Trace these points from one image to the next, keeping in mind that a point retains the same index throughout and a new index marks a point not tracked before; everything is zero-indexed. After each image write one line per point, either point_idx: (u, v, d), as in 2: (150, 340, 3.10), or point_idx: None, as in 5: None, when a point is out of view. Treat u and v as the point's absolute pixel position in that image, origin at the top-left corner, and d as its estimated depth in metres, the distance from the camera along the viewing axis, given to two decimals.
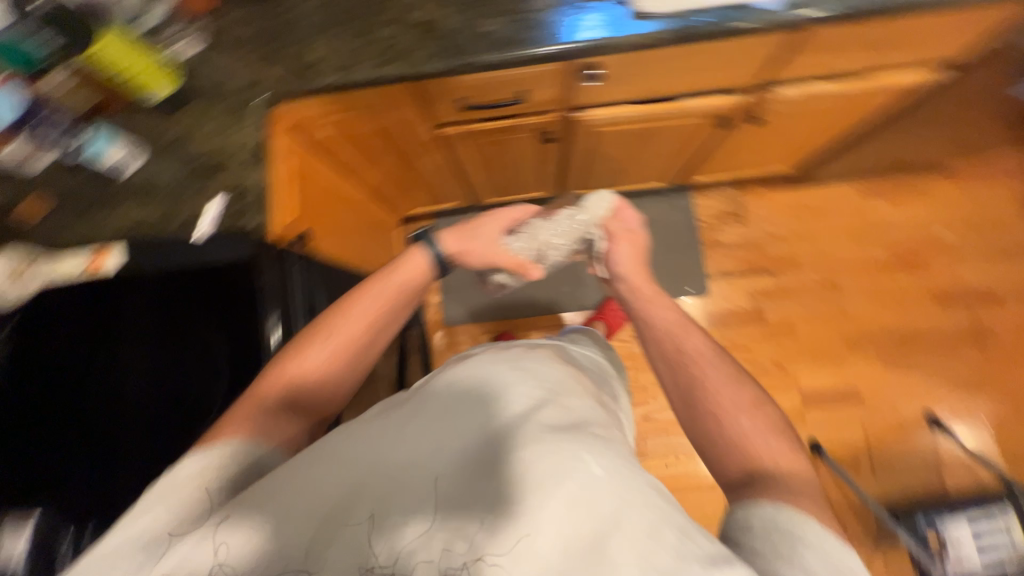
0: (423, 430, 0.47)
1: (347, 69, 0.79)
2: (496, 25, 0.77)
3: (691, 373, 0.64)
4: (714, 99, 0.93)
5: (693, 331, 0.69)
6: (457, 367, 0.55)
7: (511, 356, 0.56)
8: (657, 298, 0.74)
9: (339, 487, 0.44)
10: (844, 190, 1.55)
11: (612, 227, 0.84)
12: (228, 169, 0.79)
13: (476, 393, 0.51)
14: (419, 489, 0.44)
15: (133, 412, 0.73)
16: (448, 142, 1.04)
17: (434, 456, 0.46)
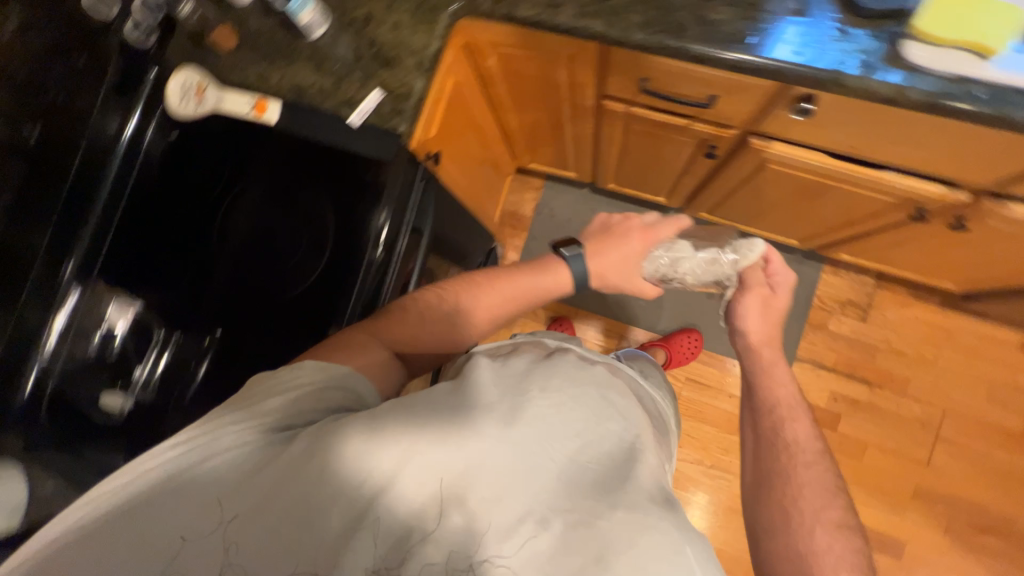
0: (523, 440, 0.44)
1: (552, 7, 0.71)
2: (732, 16, 0.65)
3: (777, 459, 0.62)
4: (928, 186, 0.79)
5: (799, 420, 0.66)
6: (557, 374, 0.51)
7: (612, 388, 0.53)
8: (776, 372, 0.72)
9: (433, 467, 0.42)
10: (1003, 336, 1.33)
11: (752, 276, 0.79)
12: (397, 67, 0.77)
13: (576, 418, 0.47)
14: (509, 502, 0.41)
15: (238, 253, 0.81)
16: (606, 116, 0.97)
17: (530, 475, 0.43)
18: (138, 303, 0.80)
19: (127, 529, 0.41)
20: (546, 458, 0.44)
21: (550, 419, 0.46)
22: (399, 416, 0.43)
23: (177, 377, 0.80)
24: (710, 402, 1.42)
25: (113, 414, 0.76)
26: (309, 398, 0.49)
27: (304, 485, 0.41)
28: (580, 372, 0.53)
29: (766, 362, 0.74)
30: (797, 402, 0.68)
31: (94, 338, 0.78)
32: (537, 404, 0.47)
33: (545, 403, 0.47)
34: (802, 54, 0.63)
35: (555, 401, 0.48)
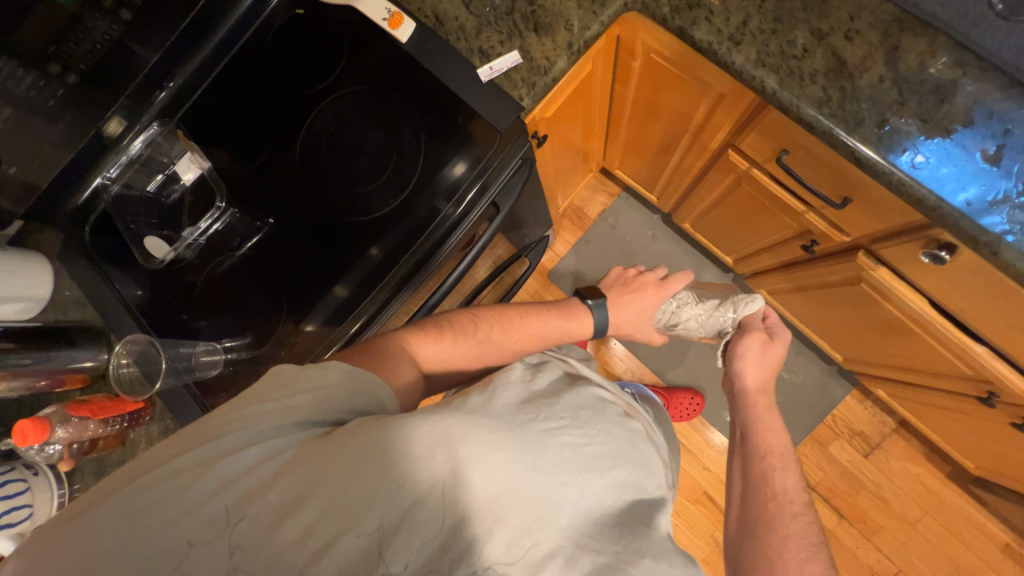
0: (555, 471, 0.44)
1: (732, 41, 0.64)
2: (917, 133, 0.59)
3: (764, 508, 0.63)
4: (1016, 378, 0.73)
5: (788, 468, 0.66)
6: (584, 406, 0.51)
7: (635, 429, 0.54)
8: (768, 419, 0.73)
9: (470, 487, 0.41)
10: (990, 529, 1.29)
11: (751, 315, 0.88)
12: (546, 35, 0.71)
13: (604, 456, 0.47)
14: (539, 536, 0.41)
15: (318, 158, 0.78)
16: (722, 165, 0.91)
17: (560, 510, 0.43)
18: (207, 163, 0.78)
19: (128, 525, 0.39)
20: (576, 493, 0.44)
21: (580, 453, 0.46)
22: (436, 429, 0.43)
23: (219, 246, 0.79)
24: (683, 465, 1.41)
25: (154, 259, 0.76)
26: (333, 397, 0.48)
27: (328, 499, 0.40)
28: (610, 410, 0.53)
29: (762, 408, 0.74)
30: (786, 450, 0.69)
31: (157, 177, 0.79)
32: (568, 434, 0.47)
33: (576, 434, 0.47)
34: (968, 202, 0.56)
35: (585, 435, 0.48)
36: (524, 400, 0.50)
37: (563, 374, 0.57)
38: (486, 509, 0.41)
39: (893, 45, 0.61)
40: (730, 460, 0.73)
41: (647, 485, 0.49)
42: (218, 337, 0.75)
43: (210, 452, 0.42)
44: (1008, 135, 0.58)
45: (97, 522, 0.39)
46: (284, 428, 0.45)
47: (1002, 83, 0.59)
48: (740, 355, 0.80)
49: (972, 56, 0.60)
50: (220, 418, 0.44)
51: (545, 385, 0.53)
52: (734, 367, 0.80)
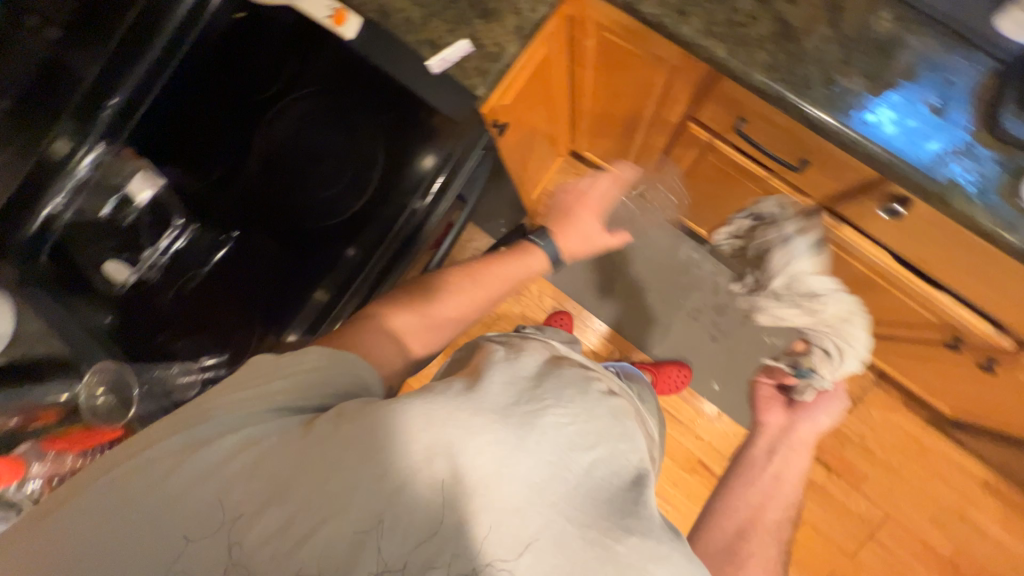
0: (543, 451, 0.43)
1: (680, 13, 0.64)
2: (864, 91, 0.60)
3: (755, 540, 0.65)
4: (977, 320, 0.76)
5: (789, 524, 0.69)
6: (570, 386, 0.50)
7: (623, 407, 0.52)
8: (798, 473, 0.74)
9: (457, 472, 0.41)
10: (969, 468, 1.35)
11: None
12: (495, 22, 0.70)
13: (592, 434, 0.46)
14: (530, 514, 0.41)
15: (278, 163, 0.77)
16: (685, 137, 0.91)
17: (551, 489, 0.42)
18: (162, 181, 0.73)
19: (114, 525, 0.40)
20: (565, 472, 0.43)
21: (567, 433, 0.45)
22: (420, 412, 0.42)
23: (186, 264, 0.79)
24: (676, 436, 1.44)
25: (116, 285, 0.73)
26: (307, 383, 0.48)
27: (319, 490, 0.40)
28: (597, 388, 0.52)
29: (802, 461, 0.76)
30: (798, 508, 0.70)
31: (110, 200, 0.72)
32: (553, 413, 0.46)
33: (564, 415, 0.46)
34: (916, 156, 0.58)
35: (572, 415, 0.47)
36: (510, 380, 0.48)
37: (548, 354, 0.56)
38: (474, 492, 0.40)
39: (834, 6, 0.62)
40: (746, 477, 0.73)
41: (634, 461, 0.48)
42: (196, 356, 0.74)
43: (186, 446, 0.43)
44: (951, 87, 0.59)
45: (84, 523, 0.40)
46: (262, 415, 0.45)
47: (942, 36, 0.60)
48: (812, 410, 0.79)
49: (911, 10, 0.61)
50: (194, 412, 0.45)
51: (531, 365, 0.51)
52: (800, 416, 0.85)
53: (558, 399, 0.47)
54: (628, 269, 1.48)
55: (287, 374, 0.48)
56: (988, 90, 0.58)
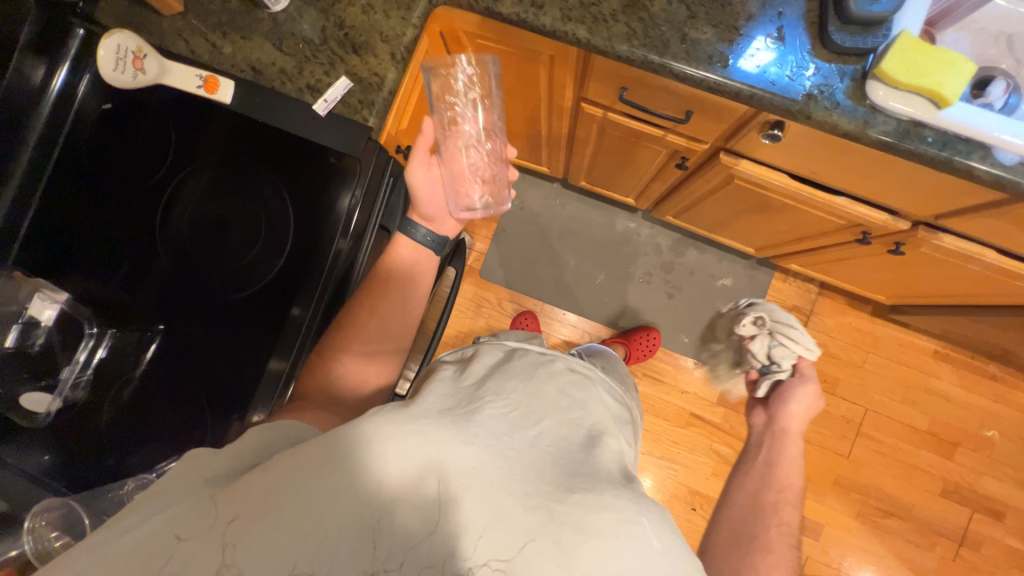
0: (480, 437, 0.43)
1: (535, 6, 0.68)
2: (715, 39, 0.65)
3: (764, 532, 0.61)
4: (874, 212, 0.84)
5: (795, 506, 0.65)
6: (514, 376, 0.51)
7: (565, 381, 0.55)
8: (796, 460, 0.71)
9: (394, 480, 0.40)
10: (919, 344, 1.47)
11: (808, 368, 0.84)
12: (369, 53, 0.71)
13: (533, 413, 0.48)
14: (473, 501, 0.40)
15: (179, 244, 0.72)
16: (582, 117, 0.96)
17: (492, 470, 0.42)
18: (65, 295, 0.71)
19: None
20: (506, 451, 0.44)
21: (507, 416, 0.46)
22: (363, 429, 0.41)
23: (114, 373, 0.72)
24: (664, 397, 1.49)
25: (37, 416, 0.66)
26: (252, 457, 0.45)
27: (250, 541, 0.37)
28: (542, 372, 0.54)
29: (791, 445, 0.73)
30: (801, 493, 0.66)
31: (12, 329, 0.69)
32: (498, 402, 0.47)
33: (500, 402, 0.48)
34: (774, 83, 0.64)
35: (509, 399, 0.48)
36: (446, 385, 0.50)
37: (493, 354, 0.57)
38: (414, 496, 0.40)
39: None
40: (742, 472, 0.71)
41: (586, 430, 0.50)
42: (154, 465, 0.70)
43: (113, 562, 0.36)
44: (782, 17, 0.65)
45: None
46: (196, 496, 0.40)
47: None
48: (791, 398, 0.79)
49: None
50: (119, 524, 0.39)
51: (472, 369, 0.53)
52: (783, 407, 0.79)
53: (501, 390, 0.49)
54: (574, 254, 1.52)
55: (229, 457, 0.44)
56: (814, 11, 0.65)
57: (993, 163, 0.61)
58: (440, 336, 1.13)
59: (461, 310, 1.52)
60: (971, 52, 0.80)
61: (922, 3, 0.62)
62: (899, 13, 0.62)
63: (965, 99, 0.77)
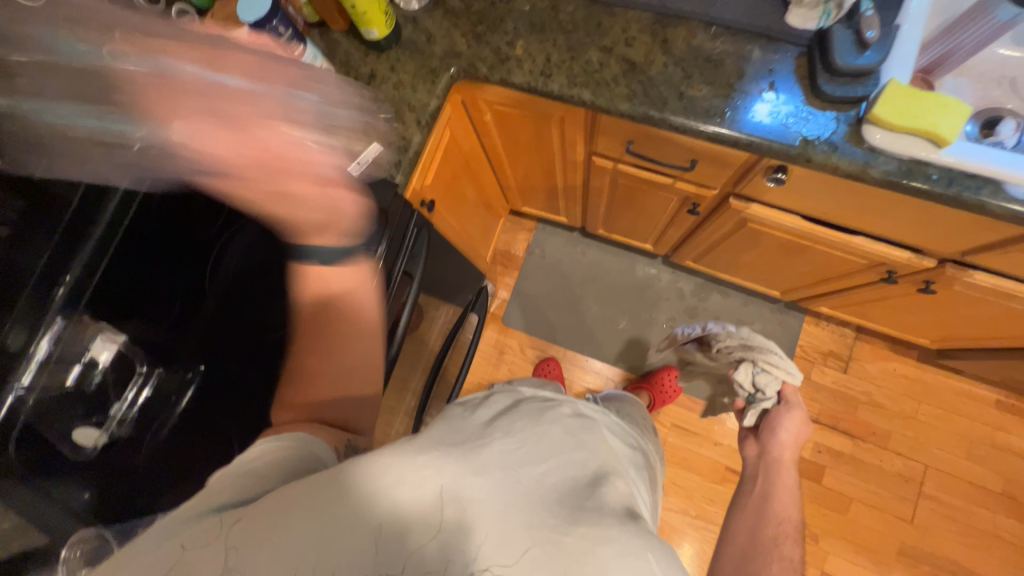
0: (488, 468, 0.46)
1: (544, 76, 0.76)
2: (710, 96, 0.71)
3: (768, 565, 0.69)
4: (896, 251, 0.83)
5: (795, 542, 0.74)
6: (521, 419, 0.54)
7: (574, 427, 0.58)
8: (790, 489, 0.83)
9: (404, 501, 0.42)
10: (977, 392, 1.35)
11: (793, 394, 0.95)
12: (398, 121, 0.80)
13: (539, 452, 0.51)
14: (480, 521, 0.43)
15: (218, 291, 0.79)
16: (595, 170, 1.02)
17: (499, 497, 0.44)
18: (123, 336, 0.76)
19: None
20: (513, 482, 0.46)
21: (515, 452, 0.49)
22: (374, 461, 0.44)
23: (155, 411, 0.79)
24: (696, 450, 1.41)
25: (85, 449, 0.71)
26: (255, 484, 0.47)
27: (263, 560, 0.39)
28: (549, 417, 0.57)
29: (785, 476, 0.85)
30: (797, 522, 0.77)
31: (74, 368, 0.73)
32: (504, 442, 0.50)
33: (509, 440, 0.50)
34: (770, 131, 0.67)
35: (517, 437, 0.51)
36: (455, 424, 0.53)
37: (504, 400, 0.60)
38: (423, 514, 0.42)
39: (662, 39, 0.74)
40: (741, 511, 0.81)
41: (591, 471, 0.52)
42: None
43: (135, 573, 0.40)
44: (774, 73, 0.70)
45: None
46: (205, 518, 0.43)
47: (759, 41, 0.71)
48: (780, 428, 0.91)
49: (726, 29, 0.72)
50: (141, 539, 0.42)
51: (482, 412, 0.57)
52: (773, 436, 0.91)
53: (509, 431, 0.52)
54: (594, 300, 1.54)
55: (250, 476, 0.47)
56: (804, 67, 0.69)
57: (1007, 199, 0.61)
58: (461, 381, 1.14)
59: (483, 356, 1.54)
60: (974, 97, 0.82)
61: (909, 55, 0.66)
62: (887, 64, 0.66)
63: (974, 140, 0.78)
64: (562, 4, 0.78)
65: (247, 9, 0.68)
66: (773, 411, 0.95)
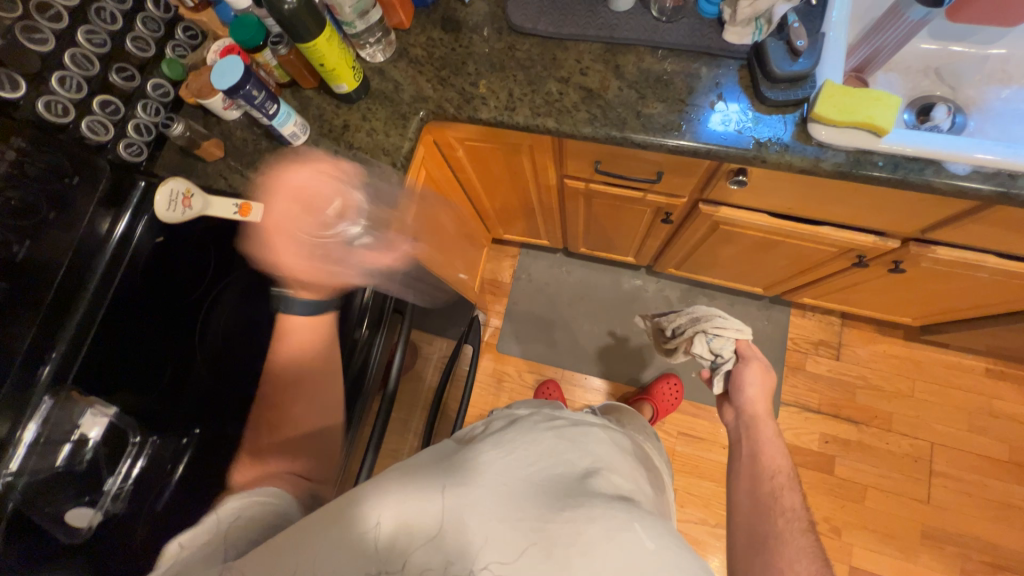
0: (480, 477, 0.51)
1: (509, 110, 0.80)
2: (666, 112, 0.75)
3: (775, 524, 0.70)
4: (861, 237, 0.87)
5: (795, 487, 0.75)
6: (512, 433, 0.59)
7: (563, 427, 0.62)
8: (773, 442, 0.83)
9: (407, 516, 0.48)
10: (966, 363, 1.38)
11: (749, 349, 0.95)
12: (374, 166, 0.83)
13: (528, 458, 0.55)
14: (473, 523, 0.47)
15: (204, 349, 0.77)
16: (568, 192, 1.06)
17: (490, 502, 0.49)
18: (114, 409, 0.71)
19: None
20: (501, 486, 0.51)
21: (506, 460, 0.54)
22: (374, 489, 0.50)
23: (152, 487, 0.71)
24: (707, 455, 1.40)
25: (79, 531, 0.66)
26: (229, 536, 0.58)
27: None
28: (539, 426, 0.60)
29: (765, 430, 0.84)
30: (790, 471, 0.78)
31: (65, 447, 0.69)
32: (495, 454, 0.55)
33: (500, 451, 0.55)
34: (725, 137, 0.72)
35: (507, 447, 0.56)
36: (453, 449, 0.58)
37: (500, 421, 0.65)
38: (424, 525, 0.48)
39: (615, 66, 0.79)
40: (736, 474, 0.82)
41: (581, 465, 0.55)
42: None
43: None
44: (720, 85, 0.75)
45: None
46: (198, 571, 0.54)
47: (703, 58, 0.77)
48: (746, 385, 0.90)
49: (671, 50, 0.78)
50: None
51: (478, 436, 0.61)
52: (741, 393, 0.90)
53: (502, 444, 0.56)
54: (585, 318, 1.56)
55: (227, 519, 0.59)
56: (747, 77, 0.74)
57: (950, 175, 0.66)
58: (462, 414, 1.13)
59: (483, 387, 1.53)
60: (905, 89, 0.88)
61: (839, 58, 0.72)
62: (821, 67, 0.71)
63: (913, 127, 0.84)
64: (517, 43, 0.83)
65: (221, 75, 0.70)
66: (735, 368, 0.93)
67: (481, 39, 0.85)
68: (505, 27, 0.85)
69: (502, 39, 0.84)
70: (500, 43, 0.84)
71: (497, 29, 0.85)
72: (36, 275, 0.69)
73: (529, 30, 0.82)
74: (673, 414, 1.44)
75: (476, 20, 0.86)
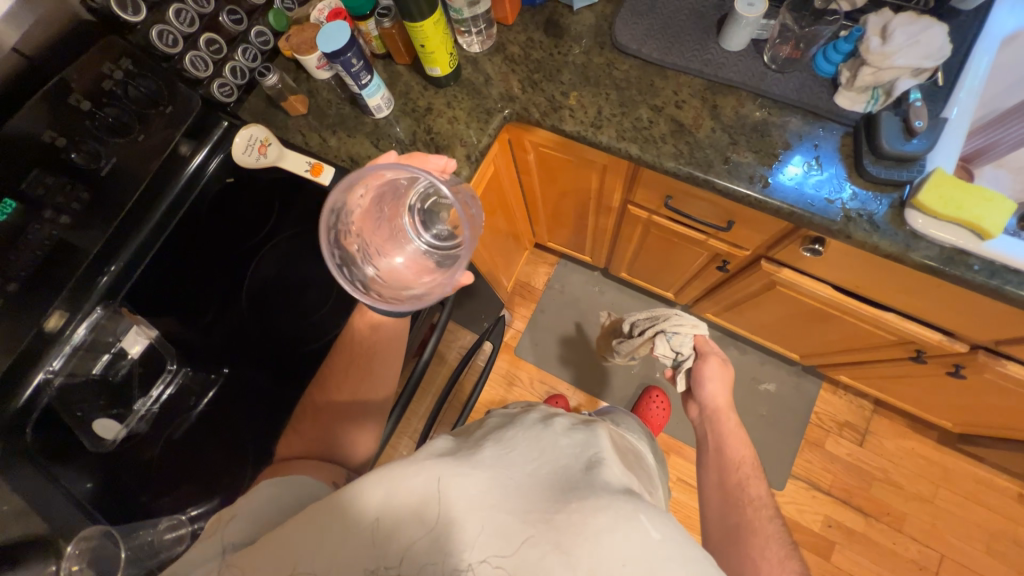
0: (477, 470, 0.45)
1: (595, 127, 0.79)
2: (757, 164, 0.72)
3: (744, 512, 0.69)
4: (926, 333, 0.83)
5: (758, 476, 0.73)
6: (513, 426, 0.52)
7: (566, 422, 0.54)
8: (736, 434, 0.80)
9: (402, 506, 0.43)
10: (997, 483, 1.31)
11: (707, 344, 0.93)
12: (448, 154, 0.83)
13: (530, 450, 0.48)
14: (474, 515, 0.42)
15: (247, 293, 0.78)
16: (628, 217, 1.04)
17: (490, 495, 0.43)
18: (156, 332, 0.74)
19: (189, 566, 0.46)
20: (504, 480, 0.45)
21: (505, 454, 0.47)
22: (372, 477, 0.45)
23: (178, 411, 0.72)
24: None
25: (105, 441, 0.67)
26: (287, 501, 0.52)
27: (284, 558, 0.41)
28: (539, 419, 0.54)
29: (728, 422, 0.82)
30: (753, 460, 0.76)
31: (103, 358, 0.70)
32: (492, 448, 0.48)
33: (499, 446, 0.49)
34: (813, 204, 0.69)
35: (507, 443, 0.49)
36: (448, 440, 0.52)
37: (501, 417, 0.58)
38: (418, 516, 0.42)
39: (712, 105, 0.77)
40: (703, 466, 0.79)
41: (585, 454, 0.49)
42: (182, 507, 0.66)
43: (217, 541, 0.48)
44: (818, 148, 0.72)
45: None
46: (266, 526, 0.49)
47: (805, 117, 0.74)
48: (705, 380, 0.87)
49: (772, 102, 0.75)
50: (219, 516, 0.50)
51: (477, 431, 0.55)
52: (700, 389, 0.87)
53: (501, 438, 0.50)
54: None
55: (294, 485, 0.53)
56: (849, 146, 0.71)
57: None
58: (470, 410, 1.13)
59: (492, 385, 1.53)
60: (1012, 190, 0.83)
61: (954, 146, 0.68)
62: (931, 154, 0.67)
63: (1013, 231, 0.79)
64: (617, 61, 0.82)
65: (327, 38, 0.71)
66: (695, 365, 0.90)
67: (581, 50, 0.84)
68: (607, 43, 0.83)
69: (602, 54, 0.83)
70: (600, 58, 0.82)
71: (600, 44, 0.83)
72: (116, 189, 0.70)
73: (632, 51, 0.80)
74: (676, 458, 1.41)
75: (581, 31, 0.85)
